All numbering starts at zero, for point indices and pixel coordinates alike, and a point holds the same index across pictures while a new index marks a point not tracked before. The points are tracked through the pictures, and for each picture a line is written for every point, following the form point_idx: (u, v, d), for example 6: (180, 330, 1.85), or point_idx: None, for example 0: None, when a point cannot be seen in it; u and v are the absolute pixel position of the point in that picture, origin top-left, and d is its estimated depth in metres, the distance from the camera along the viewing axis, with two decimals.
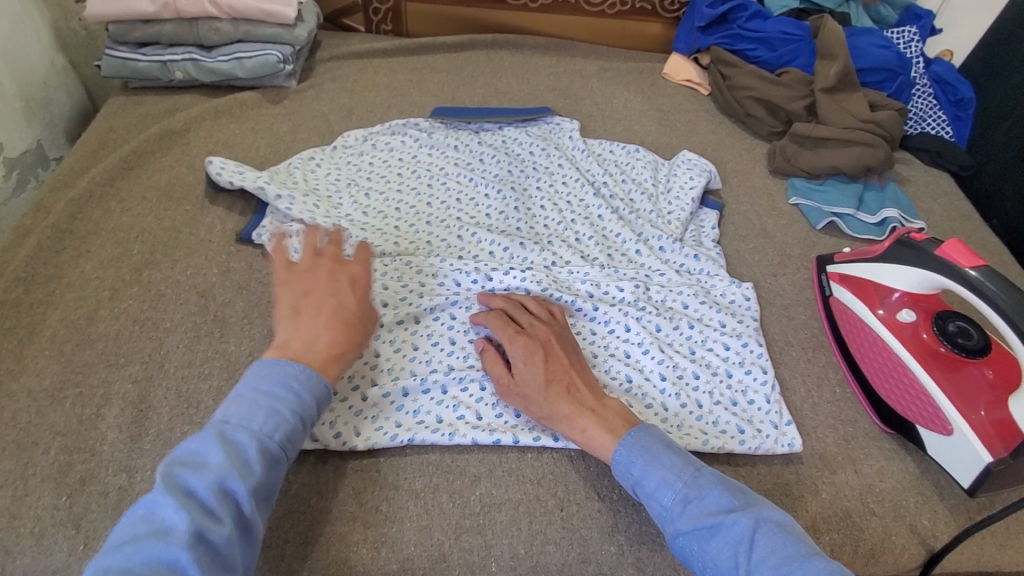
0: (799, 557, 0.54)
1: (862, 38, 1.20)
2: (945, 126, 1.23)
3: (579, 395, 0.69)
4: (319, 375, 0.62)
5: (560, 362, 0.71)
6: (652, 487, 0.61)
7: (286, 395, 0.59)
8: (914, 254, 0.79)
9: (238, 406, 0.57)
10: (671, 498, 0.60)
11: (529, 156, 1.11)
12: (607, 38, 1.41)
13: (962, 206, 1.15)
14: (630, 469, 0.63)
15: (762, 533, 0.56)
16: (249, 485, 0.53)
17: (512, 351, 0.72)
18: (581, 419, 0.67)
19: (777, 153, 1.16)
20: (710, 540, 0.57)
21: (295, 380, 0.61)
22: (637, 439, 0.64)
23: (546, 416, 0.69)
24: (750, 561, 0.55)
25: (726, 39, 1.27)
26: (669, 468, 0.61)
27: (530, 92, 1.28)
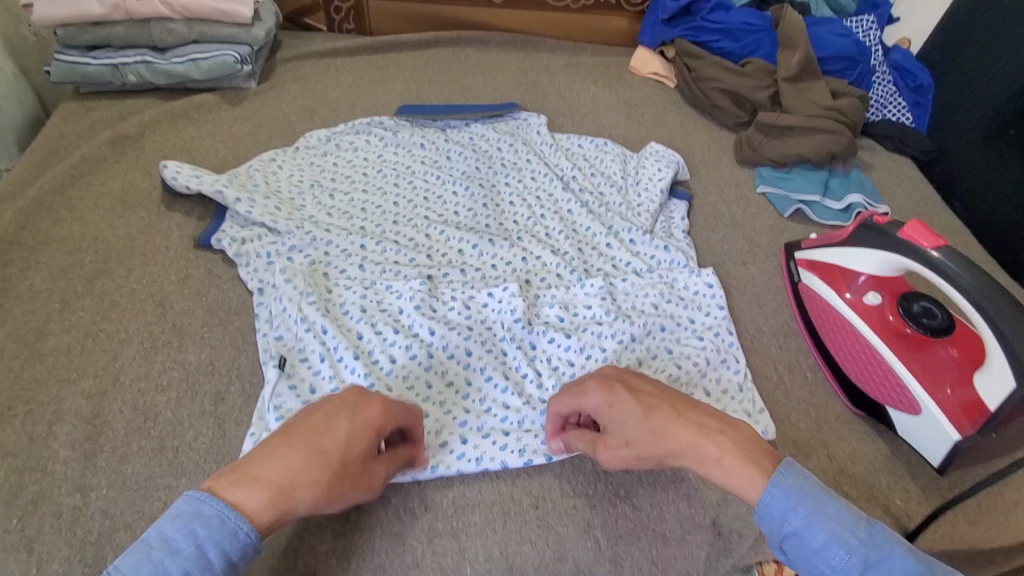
0: None
1: (822, 27, 1.21)
2: (905, 113, 1.26)
3: (693, 417, 0.58)
4: (241, 523, 0.47)
5: (648, 391, 0.61)
6: (819, 546, 0.50)
7: (187, 548, 0.45)
8: (877, 236, 0.80)
9: (131, 557, 0.44)
10: (845, 559, 0.49)
11: (496, 152, 1.10)
12: (572, 33, 1.41)
13: (924, 191, 1.18)
14: (787, 520, 0.51)
15: None
16: None
17: (589, 400, 0.63)
18: (708, 446, 0.56)
19: (744, 143, 1.17)
20: None
21: (204, 523, 0.46)
22: (792, 488, 0.52)
23: (666, 451, 0.58)
24: None
25: (690, 31, 1.27)
26: (839, 522, 0.50)
27: (497, 88, 1.26)
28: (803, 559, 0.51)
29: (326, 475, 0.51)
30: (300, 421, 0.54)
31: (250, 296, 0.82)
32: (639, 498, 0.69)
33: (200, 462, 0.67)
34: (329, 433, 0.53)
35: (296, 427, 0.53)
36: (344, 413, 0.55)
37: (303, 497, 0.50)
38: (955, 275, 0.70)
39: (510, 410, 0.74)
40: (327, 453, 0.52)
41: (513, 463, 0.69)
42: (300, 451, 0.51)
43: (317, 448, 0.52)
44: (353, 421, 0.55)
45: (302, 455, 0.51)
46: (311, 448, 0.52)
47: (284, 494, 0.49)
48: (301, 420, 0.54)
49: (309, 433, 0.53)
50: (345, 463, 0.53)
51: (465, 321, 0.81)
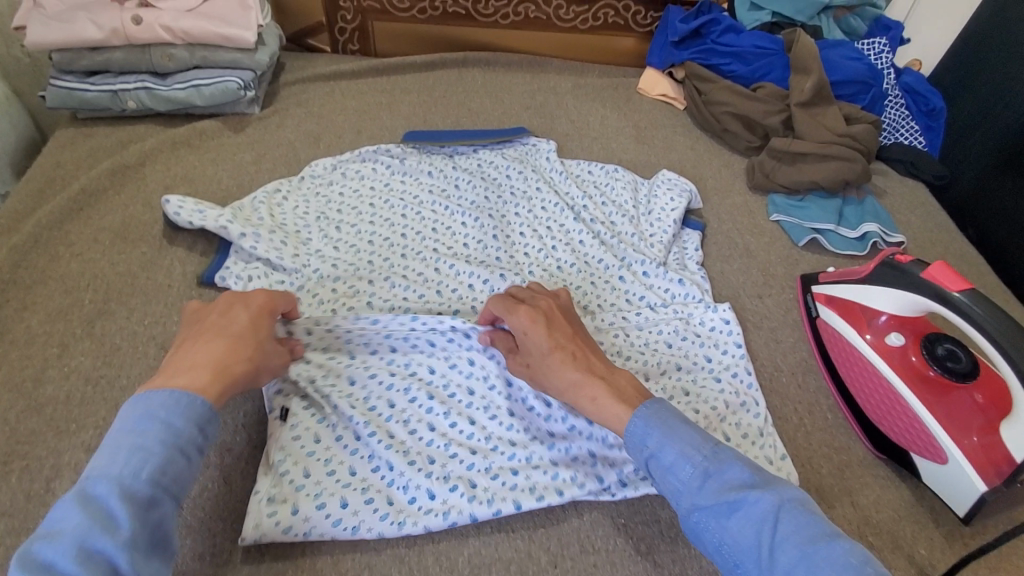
0: (824, 537, 0.52)
1: (834, 50, 1.19)
2: (918, 136, 1.24)
3: (587, 361, 0.69)
4: (195, 397, 0.53)
5: (563, 330, 0.71)
6: (669, 460, 0.59)
7: (153, 427, 0.51)
8: (900, 276, 0.78)
9: (101, 452, 0.49)
10: (689, 472, 0.58)
11: (506, 180, 1.07)
12: (580, 53, 1.39)
13: (938, 217, 1.16)
14: (644, 442, 0.61)
15: (786, 511, 0.54)
16: (121, 539, 0.45)
17: (516, 324, 0.72)
18: (592, 387, 0.66)
19: (756, 168, 1.15)
20: (730, 517, 0.55)
21: (161, 407, 0.52)
22: (651, 413, 0.62)
23: (560, 386, 0.68)
24: (774, 540, 0.53)
25: (700, 53, 1.25)
26: (687, 441, 0.60)
27: (505, 111, 1.24)
28: (661, 478, 0.60)
29: (244, 351, 0.59)
30: (201, 326, 0.61)
31: None
32: (661, 556, 0.67)
33: (206, 519, 0.64)
34: (233, 321, 0.61)
35: (203, 329, 0.60)
36: (239, 306, 0.63)
37: (240, 371, 0.58)
38: (983, 325, 0.68)
39: (517, 446, 0.71)
40: (238, 337, 0.60)
41: (528, 505, 0.67)
42: (214, 344, 0.58)
43: (225, 340, 0.59)
44: (261, 302, 0.65)
45: (217, 346, 0.58)
46: (224, 338, 0.59)
47: (223, 366, 0.57)
48: (201, 321, 0.61)
49: (216, 327, 0.60)
50: (255, 340, 0.61)
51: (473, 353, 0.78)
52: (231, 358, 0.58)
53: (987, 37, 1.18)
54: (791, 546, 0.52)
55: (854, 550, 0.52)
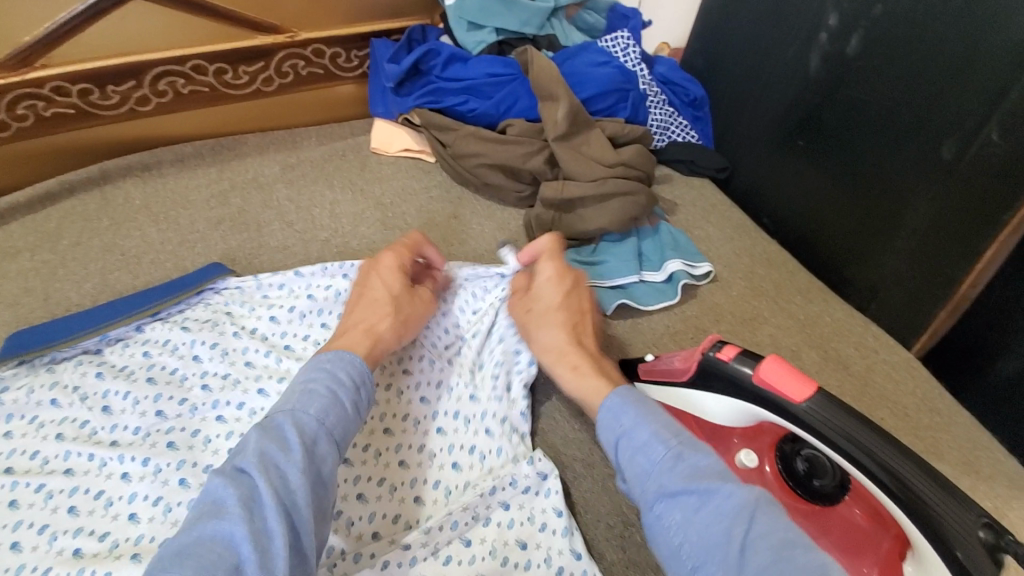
0: (797, 539, 0.44)
1: (576, 60, 0.99)
2: (689, 131, 1.11)
3: (580, 333, 0.68)
4: (352, 354, 0.58)
5: (568, 299, 0.71)
6: (640, 440, 0.52)
7: (323, 375, 0.55)
8: (729, 382, 0.60)
9: (280, 395, 0.55)
10: (660, 453, 0.51)
11: (195, 365, 0.70)
12: (285, 119, 1.04)
13: (736, 219, 1.04)
14: (618, 420, 0.55)
15: (766, 510, 0.46)
16: (297, 460, 0.48)
17: (542, 269, 0.73)
18: (573, 355, 0.65)
19: (534, 225, 0.92)
20: (699, 509, 0.47)
21: (327, 361, 0.57)
22: (628, 394, 0.57)
23: (541, 347, 0.68)
24: (746, 538, 0.44)
25: (428, 95, 0.97)
26: (661, 422, 0.53)
27: (185, 237, 0.86)
28: (626, 465, 0.52)
29: (387, 310, 0.67)
30: (359, 291, 0.70)
31: None
32: None
33: None
34: (374, 287, 0.69)
35: (356, 298, 0.68)
36: (375, 273, 0.71)
37: (385, 333, 0.65)
38: (859, 454, 0.52)
39: None
40: (379, 299, 0.68)
41: None
42: (364, 308, 0.67)
43: (369, 306, 0.67)
44: (401, 259, 0.72)
45: (365, 309, 0.66)
46: (369, 302, 0.67)
47: (371, 334, 0.63)
48: (356, 293, 0.70)
49: (362, 295, 0.69)
50: (394, 301, 0.68)
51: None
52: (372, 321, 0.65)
53: (730, 8, 1.04)
54: (766, 547, 0.43)
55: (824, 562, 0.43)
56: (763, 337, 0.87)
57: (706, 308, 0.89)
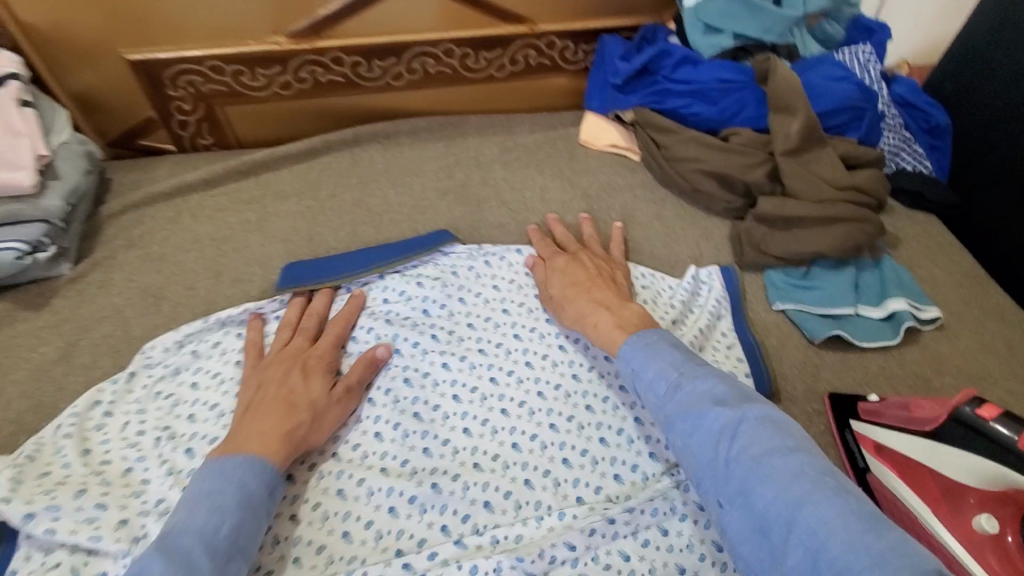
0: (783, 449, 0.50)
1: (814, 71, 0.95)
2: (923, 160, 1.02)
3: (599, 296, 0.75)
4: (265, 463, 0.58)
5: (582, 276, 0.79)
6: (646, 378, 0.60)
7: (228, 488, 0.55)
8: (990, 441, 0.57)
9: (183, 508, 0.54)
10: (664, 388, 0.58)
11: (425, 318, 0.80)
12: (505, 104, 1.10)
13: (967, 265, 0.94)
14: (630, 364, 0.63)
15: (752, 429, 0.52)
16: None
17: (544, 270, 0.82)
18: (595, 314, 0.72)
19: (743, 238, 0.91)
20: (693, 428, 0.54)
21: (236, 470, 0.56)
22: (639, 340, 0.64)
23: (575, 316, 0.74)
24: (730, 452, 0.51)
25: (652, 96, 0.98)
26: (668, 361, 0.60)
27: (417, 204, 0.95)
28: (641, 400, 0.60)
29: (304, 411, 0.64)
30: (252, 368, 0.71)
31: None
32: None
33: None
34: (254, 381, 0.68)
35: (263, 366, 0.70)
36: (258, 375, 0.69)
37: (305, 433, 0.63)
38: None
39: None
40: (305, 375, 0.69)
41: None
42: (312, 381, 0.68)
43: (307, 383, 0.67)
44: (312, 325, 0.76)
45: (317, 384, 0.68)
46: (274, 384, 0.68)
47: (292, 430, 0.62)
48: (257, 371, 0.69)
49: (267, 381, 0.68)
50: (310, 404, 0.66)
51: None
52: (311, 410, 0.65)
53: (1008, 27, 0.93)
54: (747, 457, 0.50)
55: (811, 467, 0.49)
56: (997, 401, 0.78)
57: (928, 356, 0.82)
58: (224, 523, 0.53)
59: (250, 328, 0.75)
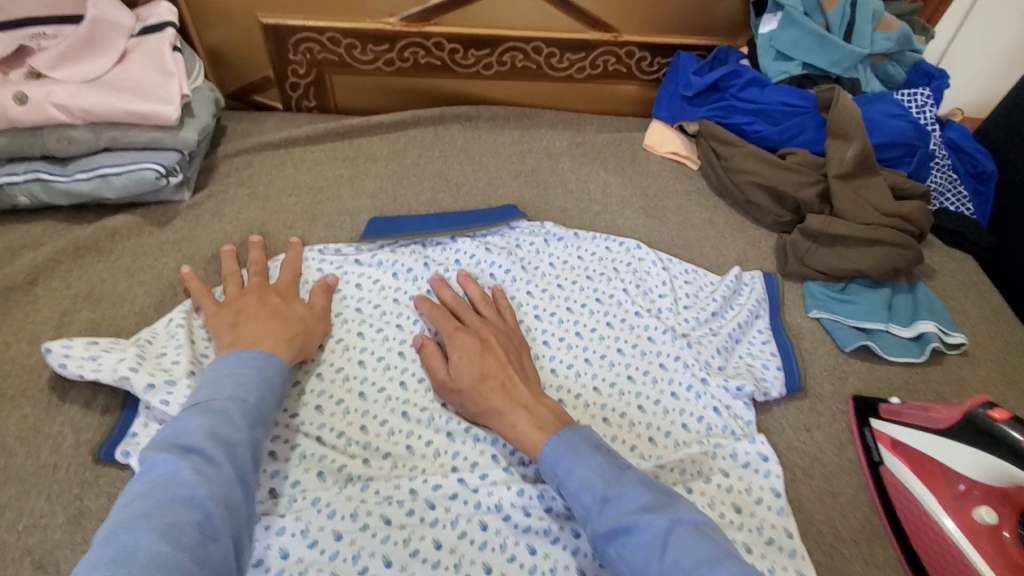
0: (711, 559, 0.50)
1: (874, 106, 1.01)
2: (966, 202, 1.08)
3: (514, 390, 0.68)
4: (274, 353, 0.63)
5: (496, 357, 0.71)
6: (572, 485, 0.58)
7: (250, 370, 0.59)
8: (995, 439, 0.66)
9: (208, 383, 0.58)
10: (591, 498, 0.57)
11: (489, 281, 0.89)
12: (578, 104, 1.20)
13: (999, 304, 0.99)
14: (554, 468, 0.60)
15: (678, 535, 0.53)
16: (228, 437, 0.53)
17: (456, 340, 0.73)
18: (515, 416, 0.66)
19: (787, 250, 0.97)
20: (624, 543, 0.54)
21: (251, 357, 0.61)
22: (562, 441, 0.61)
23: (485, 413, 0.68)
24: (664, 561, 0.51)
25: (717, 111, 1.06)
26: (591, 467, 0.58)
27: (491, 182, 1.05)
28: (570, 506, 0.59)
29: (297, 327, 0.69)
30: (226, 302, 0.72)
31: None
32: None
33: None
34: (253, 306, 0.70)
35: (233, 298, 0.72)
36: (249, 305, 0.71)
37: (301, 342, 0.69)
38: None
39: None
40: (290, 312, 0.71)
41: None
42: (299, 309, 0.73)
43: (294, 312, 0.72)
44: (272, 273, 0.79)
45: (306, 313, 0.73)
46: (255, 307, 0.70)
47: (291, 338, 0.67)
48: (247, 305, 0.71)
49: (260, 309, 0.70)
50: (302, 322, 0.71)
51: (444, 530, 0.64)
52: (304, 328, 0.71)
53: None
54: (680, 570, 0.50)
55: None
56: None
57: (950, 379, 0.88)
58: (251, 393, 0.57)
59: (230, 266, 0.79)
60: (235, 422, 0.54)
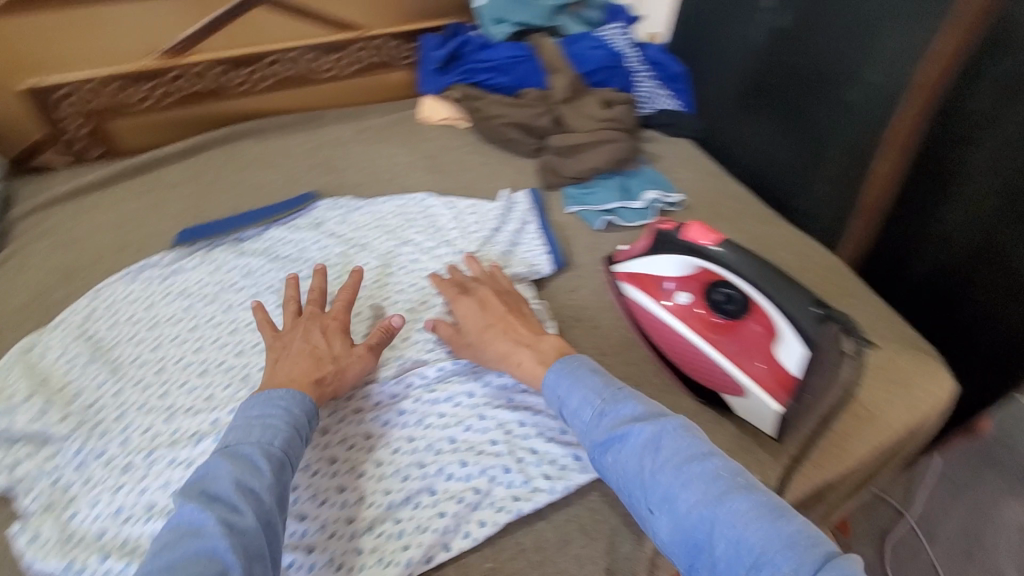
0: (699, 457, 0.60)
1: (578, 44, 1.28)
2: (668, 99, 1.36)
3: (517, 333, 0.81)
4: (304, 395, 0.68)
5: (497, 312, 0.83)
6: (573, 405, 0.68)
7: (278, 412, 0.65)
8: (667, 242, 0.87)
9: (235, 430, 0.64)
10: (590, 413, 0.67)
11: (302, 254, 1.02)
12: (355, 96, 1.37)
13: (709, 165, 1.29)
14: (557, 391, 0.71)
15: (665, 437, 0.62)
16: (263, 482, 0.59)
17: (460, 306, 0.85)
18: (517, 355, 0.78)
19: (544, 168, 1.20)
20: (619, 450, 0.63)
21: (281, 399, 0.67)
22: (564, 367, 0.72)
23: (494, 355, 0.80)
24: (655, 463, 0.60)
25: (463, 74, 1.29)
26: (589, 388, 0.69)
27: (290, 178, 1.18)
28: (570, 424, 0.69)
29: (324, 366, 0.74)
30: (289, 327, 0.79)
31: (58, 514, 0.69)
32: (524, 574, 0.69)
33: None
34: (316, 343, 0.76)
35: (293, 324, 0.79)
36: (306, 338, 0.77)
37: (331, 381, 0.73)
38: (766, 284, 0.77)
39: (346, 499, 0.72)
40: (320, 356, 0.75)
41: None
42: (338, 339, 0.78)
43: (318, 351, 0.76)
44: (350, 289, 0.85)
45: (338, 341, 0.78)
46: (303, 347, 0.75)
47: (320, 377, 0.72)
48: (291, 342, 0.76)
49: (303, 349, 0.75)
50: (333, 360, 0.75)
51: None
52: (339, 363, 0.75)
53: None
54: (669, 466, 0.59)
55: (727, 472, 0.59)
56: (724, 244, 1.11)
57: None
58: (276, 438, 0.63)
59: (286, 284, 0.84)
60: (262, 469, 0.60)
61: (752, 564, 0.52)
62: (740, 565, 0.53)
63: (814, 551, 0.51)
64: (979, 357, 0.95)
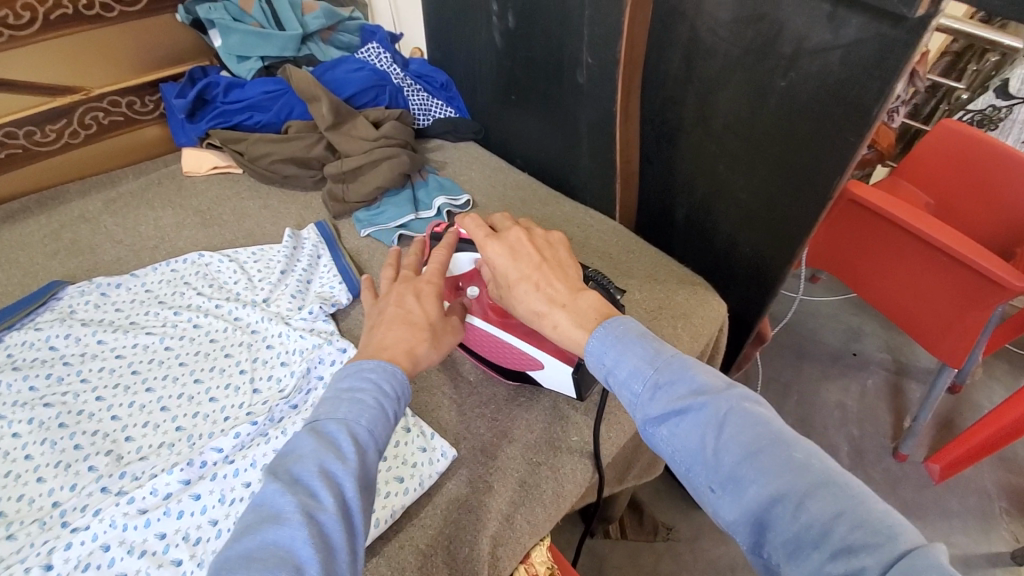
0: (771, 435, 0.51)
1: (336, 70, 1.27)
2: (444, 108, 1.41)
3: (553, 288, 0.69)
4: (398, 369, 0.60)
5: (530, 263, 0.71)
6: (623, 374, 0.58)
7: (368, 386, 0.58)
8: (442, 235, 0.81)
9: (326, 403, 0.56)
10: (641, 384, 0.57)
11: (54, 354, 0.89)
12: (103, 164, 1.24)
13: (494, 162, 1.34)
14: (603, 359, 0.61)
15: (732, 415, 0.52)
16: (349, 468, 0.51)
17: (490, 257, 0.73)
18: (553, 315, 0.67)
19: (328, 198, 1.17)
20: (679, 423, 0.54)
21: (372, 371, 0.59)
22: (608, 332, 0.62)
23: (525, 313, 0.70)
24: (718, 441, 0.52)
25: (218, 118, 1.21)
26: (640, 355, 0.58)
27: (30, 273, 1.03)
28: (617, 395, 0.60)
29: (423, 332, 0.66)
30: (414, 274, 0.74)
31: None
32: None
33: None
34: (410, 308, 0.68)
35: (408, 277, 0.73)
36: (411, 298, 0.70)
37: (424, 352, 0.65)
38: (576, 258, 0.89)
39: None
40: (416, 322, 0.67)
41: None
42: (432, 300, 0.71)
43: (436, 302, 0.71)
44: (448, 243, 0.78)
45: (433, 302, 0.70)
46: (409, 309, 0.68)
47: (413, 347, 0.64)
48: (384, 311, 0.68)
49: (398, 314, 0.67)
50: (431, 329, 0.68)
51: None
52: (430, 335, 0.67)
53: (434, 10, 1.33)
54: (735, 446, 0.51)
55: (803, 455, 0.49)
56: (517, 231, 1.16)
57: None
58: (363, 417, 0.55)
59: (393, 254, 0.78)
60: (346, 452, 0.52)
61: (826, 546, 0.45)
62: (805, 544, 0.46)
63: (892, 539, 0.43)
64: (741, 278, 1.10)
